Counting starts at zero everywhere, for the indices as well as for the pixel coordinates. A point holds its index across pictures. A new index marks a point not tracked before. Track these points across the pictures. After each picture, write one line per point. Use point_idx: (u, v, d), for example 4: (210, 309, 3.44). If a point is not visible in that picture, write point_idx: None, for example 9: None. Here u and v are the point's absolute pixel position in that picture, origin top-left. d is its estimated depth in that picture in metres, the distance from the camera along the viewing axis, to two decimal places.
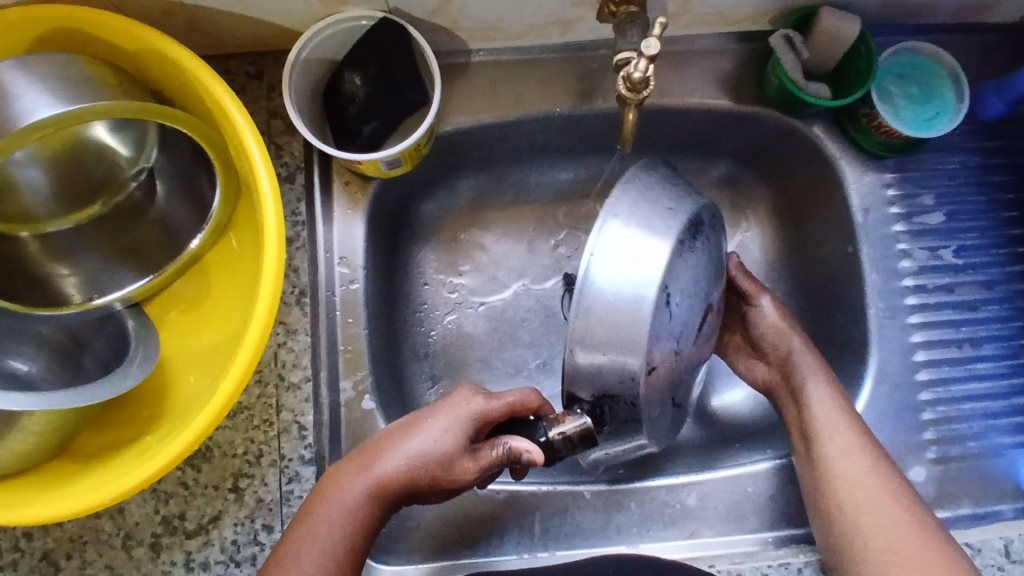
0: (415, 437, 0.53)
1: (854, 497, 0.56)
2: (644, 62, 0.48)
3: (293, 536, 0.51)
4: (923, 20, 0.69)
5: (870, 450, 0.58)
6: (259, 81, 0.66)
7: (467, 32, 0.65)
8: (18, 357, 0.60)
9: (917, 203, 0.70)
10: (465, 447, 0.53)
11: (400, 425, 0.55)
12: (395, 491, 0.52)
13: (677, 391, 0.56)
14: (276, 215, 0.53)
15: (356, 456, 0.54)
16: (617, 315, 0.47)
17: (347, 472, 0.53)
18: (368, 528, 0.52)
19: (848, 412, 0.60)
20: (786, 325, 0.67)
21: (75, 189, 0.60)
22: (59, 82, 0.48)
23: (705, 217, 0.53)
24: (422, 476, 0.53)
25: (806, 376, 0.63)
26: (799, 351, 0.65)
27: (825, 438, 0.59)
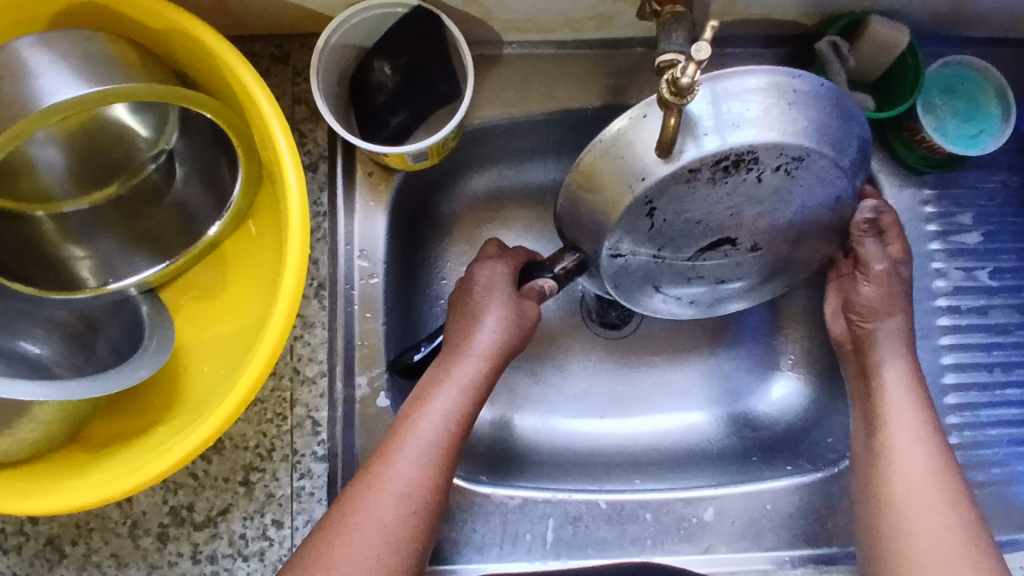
0: (490, 314, 0.57)
1: (906, 483, 0.55)
2: (693, 66, 0.42)
3: (410, 417, 0.54)
4: (973, 31, 0.67)
5: (936, 457, 0.56)
6: (285, 65, 0.64)
7: (502, 24, 0.63)
8: (30, 340, 0.59)
9: (955, 221, 0.68)
10: (517, 294, 0.59)
11: (469, 307, 0.59)
12: (490, 366, 0.57)
13: (665, 286, 0.60)
14: (301, 207, 0.51)
15: (436, 371, 0.57)
16: (614, 176, 0.50)
17: (449, 360, 0.57)
18: (474, 404, 0.56)
19: (922, 405, 0.58)
20: (888, 303, 0.60)
21: (93, 169, 0.58)
22: (81, 62, 0.46)
23: (767, 161, 0.50)
24: (507, 350, 0.58)
25: (882, 357, 0.60)
26: (886, 329, 0.60)
27: (893, 435, 0.57)
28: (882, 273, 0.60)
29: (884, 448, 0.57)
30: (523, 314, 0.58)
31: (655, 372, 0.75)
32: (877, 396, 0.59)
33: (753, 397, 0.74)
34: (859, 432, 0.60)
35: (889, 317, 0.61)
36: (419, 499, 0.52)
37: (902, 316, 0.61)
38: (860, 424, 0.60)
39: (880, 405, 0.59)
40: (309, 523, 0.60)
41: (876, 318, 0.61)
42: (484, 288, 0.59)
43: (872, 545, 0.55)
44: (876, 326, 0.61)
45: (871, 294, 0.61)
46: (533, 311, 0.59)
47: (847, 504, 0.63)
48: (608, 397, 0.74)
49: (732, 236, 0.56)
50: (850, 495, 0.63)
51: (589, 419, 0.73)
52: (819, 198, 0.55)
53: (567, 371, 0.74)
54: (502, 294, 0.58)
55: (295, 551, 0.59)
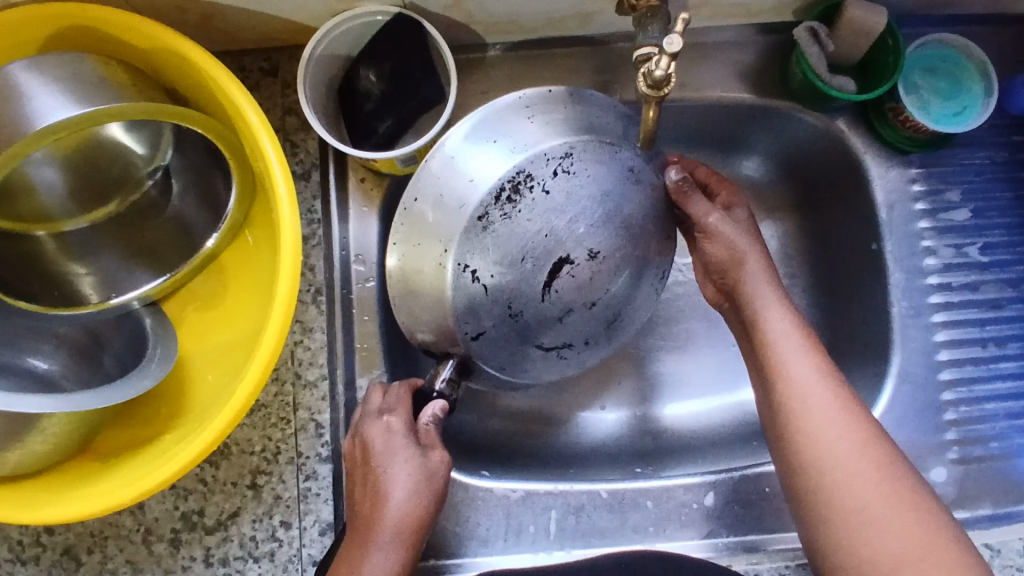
0: (393, 484, 0.54)
1: (815, 430, 0.52)
2: (666, 58, 0.46)
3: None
4: (954, 10, 0.67)
5: (839, 399, 0.53)
6: (274, 77, 0.65)
7: (484, 26, 0.64)
8: (39, 355, 0.61)
9: (942, 199, 0.68)
10: (419, 447, 0.55)
11: (371, 480, 0.54)
12: (408, 541, 0.53)
13: (539, 336, 0.56)
14: (292, 216, 0.52)
15: (356, 539, 0.54)
16: (422, 262, 0.54)
17: (365, 533, 0.53)
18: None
19: (804, 334, 0.56)
20: (738, 251, 0.59)
21: (91, 187, 0.60)
22: (73, 84, 0.48)
23: (539, 172, 0.52)
24: (422, 515, 0.54)
25: (763, 309, 0.57)
26: (753, 275, 0.58)
27: (791, 387, 0.54)
28: (723, 223, 0.58)
29: (782, 400, 0.54)
30: (430, 463, 0.55)
31: (656, 369, 0.75)
32: (767, 347, 0.56)
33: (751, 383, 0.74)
34: (757, 387, 0.57)
35: (756, 284, 0.58)
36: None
37: (757, 254, 0.59)
38: (756, 380, 0.58)
39: (769, 356, 0.56)
40: (316, 523, 0.61)
41: (734, 269, 0.59)
42: (386, 455, 0.54)
43: (796, 506, 0.53)
44: (740, 281, 0.59)
45: (735, 243, 0.59)
46: (441, 456, 0.56)
47: None
48: (606, 389, 0.75)
49: (564, 254, 0.53)
50: None
51: (589, 411, 0.74)
52: (618, 179, 0.53)
53: None
54: (403, 446, 0.55)
55: (304, 551, 0.61)
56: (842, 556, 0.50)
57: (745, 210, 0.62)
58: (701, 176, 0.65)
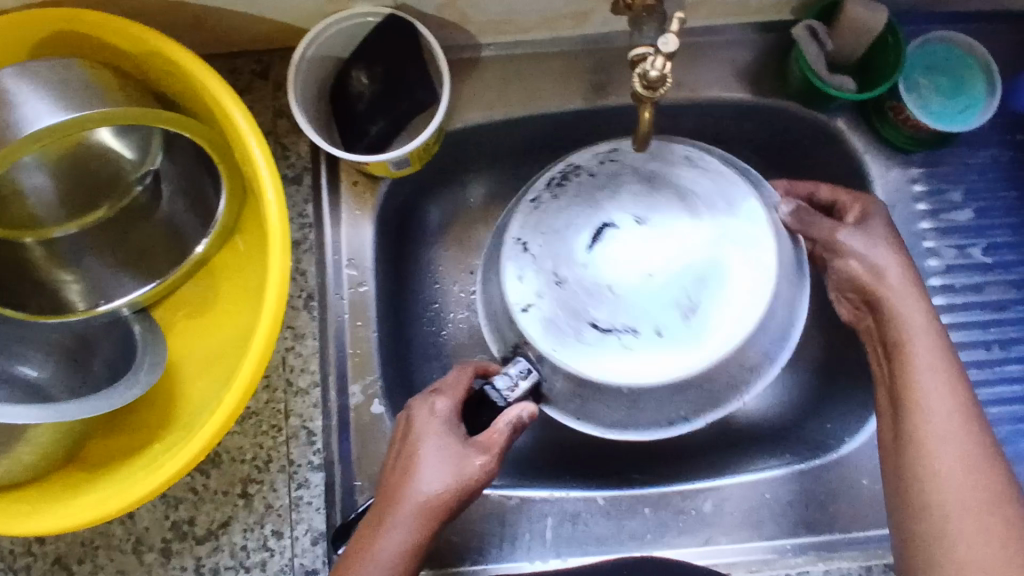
0: (424, 467, 0.52)
1: (944, 465, 0.50)
2: (662, 59, 0.47)
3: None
4: (955, 8, 0.66)
5: (978, 447, 0.51)
6: (265, 79, 0.64)
7: (477, 26, 0.64)
8: (28, 363, 0.59)
9: (945, 199, 0.67)
10: (460, 441, 0.54)
11: (404, 457, 0.53)
12: (425, 529, 0.51)
13: (590, 312, 0.62)
14: (281, 221, 0.51)
15: (374, 515, 0.52)
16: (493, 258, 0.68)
17: (381, 515, 0.52)
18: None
19: (955, 369, 0.53)
20: (875, 267, 0.57)
21: (82, 192, 0.59)
22: (56, 90, 0.47)
23: (587, 162, 0.65)
24: (445, 508, 0.52)
25: (910, 340, 0.54)
26: (903, 305, 0.55)
27: (928, 426, 0.52)
28: (857, 239, 0.58)
29: (914, 436, 0.52)
30: (471, 462, 0.52)
31: None
32: (909, 380, 0.53)
33: None
34: (886, 412, 0.55)
35: (890, 297, 0.56)
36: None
37: (902, 265, 0.57)
38: (888, 408, 0.55)
39: (909, 389, 0.53)
40: (308, 532, 0.60)
41: (871, 289, 0.57)
42: (422, 436, 0.54)
43: (902, 534, 0.51)
44: (876, 301, 0.57)
45: (856, 259, 0.58)
46: (484, 460, 0.53)
47: (849, 488, 0.63)
48: None
49: (607, 220, 0.63)
50: (845, 478, 0.63)
51: None
52: (669, 158, 0.64)
53: None
54: (444, 432, 0.54)
55: (296, 560, 0.60)
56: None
57: (882, 223, 0.59)
58: (824, 197, 0.63)
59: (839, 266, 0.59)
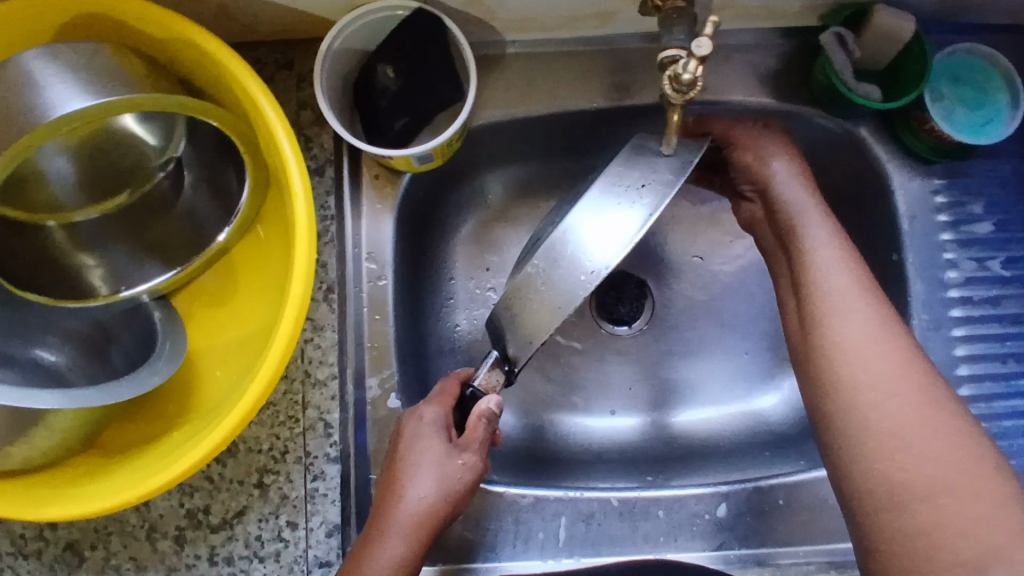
0: (416, 483, 0.53)
1: (849, 348, 0.50)
2: (694, 62, 0.46)
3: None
4: (979, 19, 0.66)
5: (876, 315, 0.51)
6: (289, 70, 0.64)
7: (504, 24, 0.63)
8: (45, 347, 0.60)
9: (965, 211, 0.67)
10: (447, 446, 0.54)
11: (395, 472, 0.54)
12: (417, 539, 0.52)
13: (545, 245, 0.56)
14: (307, 213, 0.51)
15: (368, 533, 0.53)
16: None
17: (374, 533, 0.52)
18: None
19: (846, 249, 0.54)
20: (764, 157, 0.58)
21: (102, 178, 0.59)
22: (86, 74, 0.47)
23: None
24: (433, 522, 0.53)
25: (804, 225, 0.55)
26: (791, 191, 0.57)
27: (826, 298, 0.52)
28: (751, 134, 0.59)
29: (815, 317, 0.52)
30: (460, 467, 0.54)
31: (666, 376, 0.75)
32: (807, 263, 0.54)
33: (766, 391, 0.73)
34: (792, 307, 0.56)
35: (782, 189, 0.57)
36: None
37: (789, 156, 0.58)
38: (792, 302, 0.56)
39: (808, 269, 0.54)
40: (323, 524, 0.60)
41: (763, 179, 0.58)
42: (411, 455, 0.54)
43: (823, 433, 0.50)
44: (768, 192, 0.58)
45: (764, 157, 0.58)
46: (473, 462, 0.54)
47: None
48: (616, 394, 0.74)
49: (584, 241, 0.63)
50: None
51: (598, 415, 0.73)
52: None
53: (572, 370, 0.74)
54: (432, 449, 0.54)
55: (311, 552, 0.60)
56: (872, 487, 0.47)
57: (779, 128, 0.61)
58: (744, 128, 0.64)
59: (737, 157, 0.59)
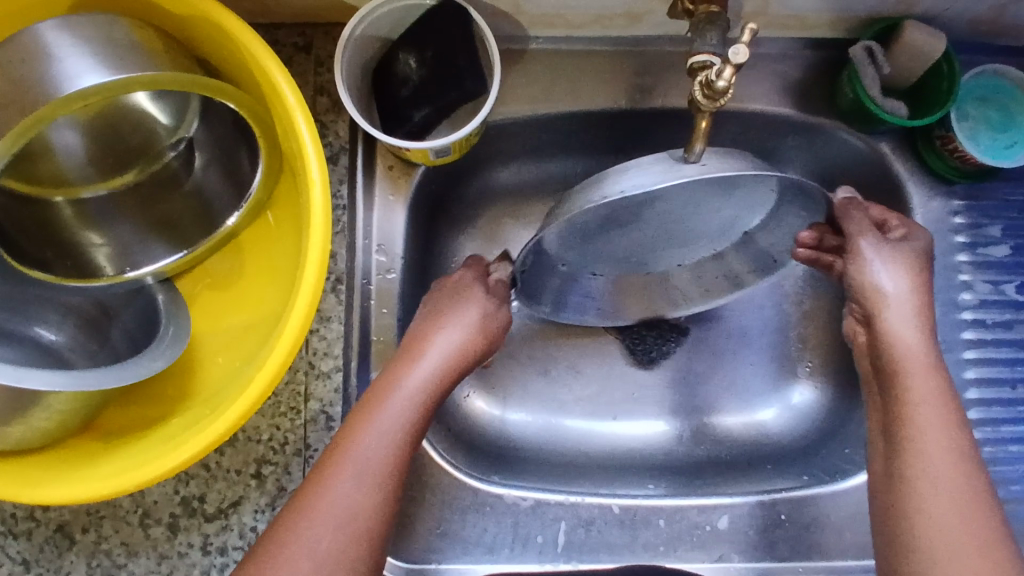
0: (454, 317, 0.58)
1: (934, 511, 0.48)
2: (730, 68, 0.45)
3: (355, 429, 0.52)
4: (1008, 41, 0.66)
5: (966, 482, 0.49)
6: (308, 54, 0.63)
7: (529, 18, 0.62)
8: (45, 325, 0.59)
9: (983, 233, 0.66)
10: (484, 295, 0.60)
11: (435, 310, 0.59)
12: (449, 369, 0.56)
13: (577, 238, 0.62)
14: (324, 202, 0.50)
15: (401, 357, 0.56)
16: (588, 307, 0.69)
17: (407, 357, 0.56)
18: (428, 410, 0.55)
19: (950, 406, 0.52)
20: (882, 288, 0.55)
21: (110, 155, 0.57)
22: (104, 47, 0.45)
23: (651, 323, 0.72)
24: (465, 360, 0.57)
25: (905, 371, 0.53)
26: (902, 333, 0.54)
27: (916, 451, 0.50)
28: (875, 252, 0.56)
29: (901, 463, 0.51)
30: (494, 315, 0.60)
31: (672, 383, 0.74)
32: (903, 408, 0.52)
33: (769, 403, 0.73)
34: (877, 445, 0.54)
35: (887, 327, 0.55)
36: (363, 524, 0.49)
37: (907, 286, 0.55)
38: (880, 442, 0.54)
39: (907, 420, 0.52)
40: None
41: (873, 306, 0.55)
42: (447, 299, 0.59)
43: None
44: (875, 323, 0.56)
45: (872, 278, 0.56)
46: (502, 314, 0.60)
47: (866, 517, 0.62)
48: (621, 399, 0.73)
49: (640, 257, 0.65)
50: (862, 505, 0.62)
51: (600, 420, 0.72)
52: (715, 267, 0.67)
53: (578, 373, 0.73)
54: (469, 293, 0.60)
55: None
56: None
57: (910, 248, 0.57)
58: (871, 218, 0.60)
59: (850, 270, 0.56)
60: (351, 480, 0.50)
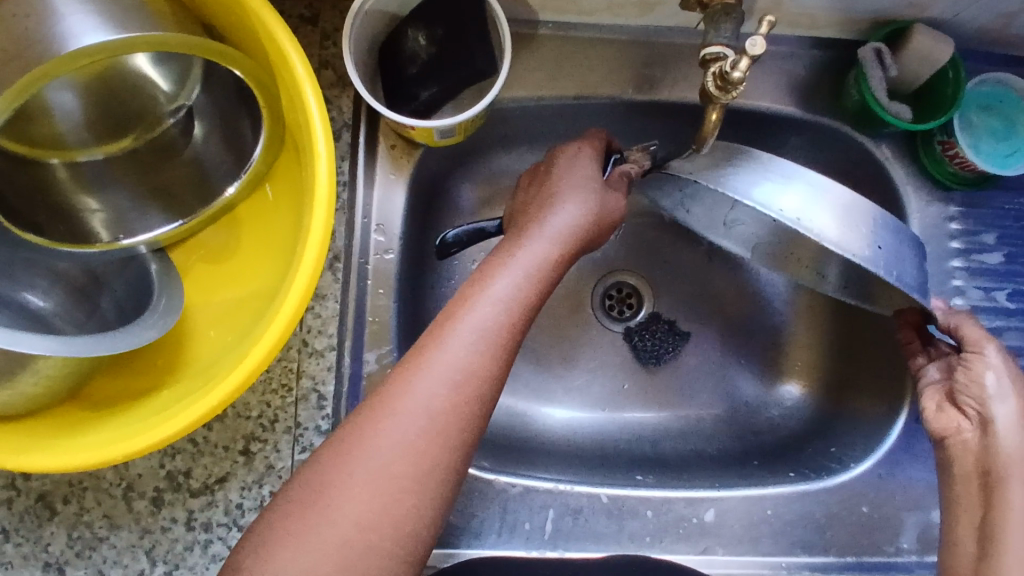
0: (570, 194, 0.55)
1: None
2: (746, 59, 0.45)
3: (470, 293, 0.50)
4: (1012, 51, 0.66)
5: None
6: (314, 26, 0.61)
7: (541, 2, 0.62)
8: (32, 290, 0.57)
9: (977, 241, 0.67)
10: (602, 182, 0.56)
11: (548, 190, 0.56)
12: (566, 247, 0.53)
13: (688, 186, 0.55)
14: (329, 176, 0.49)
15: (515, 235, 0.54)
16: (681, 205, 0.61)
17: (519, 238, 0.53)
18: (541, 291, 0.51)
19: None
20: (1005, 391, 0.55)
21: (109, 118, 0.56)
22: (111, 6, 0.44)
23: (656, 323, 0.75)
24: (578, 243, 0.54)
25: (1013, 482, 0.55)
26: (1013, 445, 0.55)
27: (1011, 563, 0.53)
28: (999, 357, 0.56)
29: (995, 566, 0.53)
30: (609, 200, 0.55)
31: (666, 378, 0.74)
32: (1000, 513, 0.54)
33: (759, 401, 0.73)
34: (964, 542, 0.56)
35: (1001, 437, 0.55)
36: (477, 382, 0.47)
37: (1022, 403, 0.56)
38: (969, 540, 0.55)
39: (1001, 530, 0.54)
40: None
41: (990, 413, 0.56)
42: (563, 175, 0.56)
43: None
44: (990, 428, 0.56)
45: (990, 380, 0.56)
46: (619, 206, 0.56)
47: (848, 514, 0.63)
48: (613, 391, 0.73)
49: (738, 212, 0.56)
50: (846, 504, 0.63)
51: (592, 411, 0.72)
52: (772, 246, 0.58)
53: (572, 364, 0.74)
54: (585, 172, 0.56)
55: None
56: None
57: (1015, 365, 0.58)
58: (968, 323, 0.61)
59: (971, 369, 0.56)
60: (467, 339, 0.48)
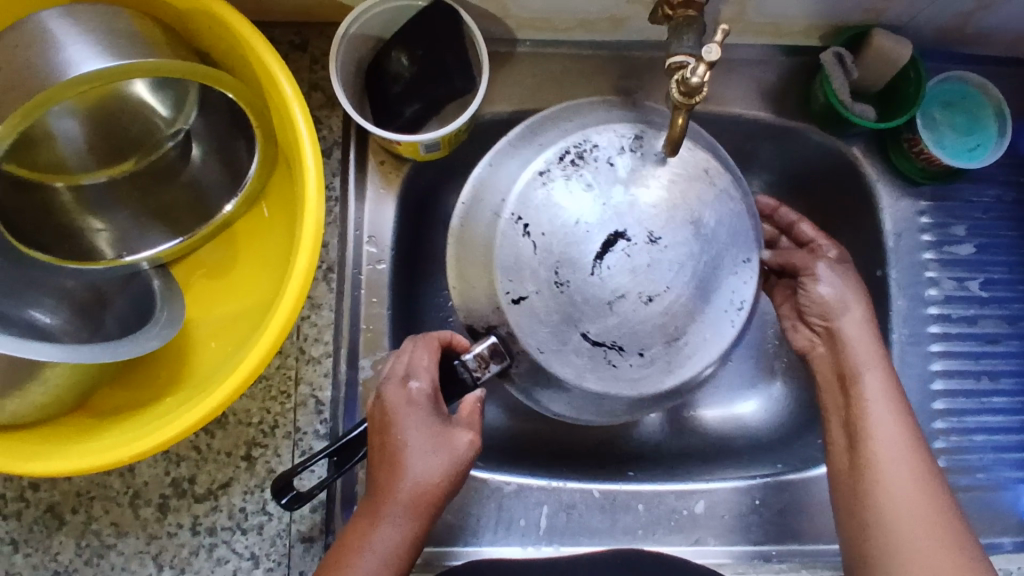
0: (410, 458, 0.52)
1: (892, 489, 0.54)
2: (703, 67, 0.48)
3: (341, 565, 0.52)
4: (972, 51, 0.69)
5: (914, 467, 0.55)
6: (303, 52, 0.65)
7: (517, 21, 0.65)
8: (39, 308, 0.60)
9: (948, 232, 0.69)
10: (439, 431, 0.54)
11: (386, 448, 0.53)
12: (417, 514, 0.53)
13: (583, 321, 0.57)
14: (318, 188, 0.52)
15: (371, 498, 0.53)
16: (543, 206, 0.57)
17: (374, 508, 0.53)
18: (406, 558, 0.53)
19: (901, 408, 0.57)
20: (842, 299, 0.60)
21: (111, 144, 0.59)
22: (106, 36, 0.48)
23: None
24: (429, 504, 0.53)
25: (864, 375, 0.58)
26: (861, 345, 0.59)
27: (876, 438, 0.56)
28: (830, 272, 0.61)
29: (864, 454, 0.56)
30: (455, 448, 0.54)
31: None
32: (859, 401, 0.58)
33: (744, 398, 0.75)
34: (837, 435, 0.59)
35: (847, 341, 0.59)
36: None
37: (863, 306, 0.60)
38: (841, 438, 0.58)
39: (862, 418, 0.57)
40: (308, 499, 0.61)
41: (836, 318, 0.60)
42: (405, 421, 0.53)
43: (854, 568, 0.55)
44: (836, 335, 0.60)
45: (826, 292, 0.60)
46: (460, 454, 0.54)
47: None
48: None
49: (617, 231, 0.56)
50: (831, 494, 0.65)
51: None
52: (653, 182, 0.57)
53: None
54: (422, 432, 0.53)
55: (293, 526, 0.60)
56: None
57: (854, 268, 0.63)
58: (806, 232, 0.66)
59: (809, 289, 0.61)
60: None
